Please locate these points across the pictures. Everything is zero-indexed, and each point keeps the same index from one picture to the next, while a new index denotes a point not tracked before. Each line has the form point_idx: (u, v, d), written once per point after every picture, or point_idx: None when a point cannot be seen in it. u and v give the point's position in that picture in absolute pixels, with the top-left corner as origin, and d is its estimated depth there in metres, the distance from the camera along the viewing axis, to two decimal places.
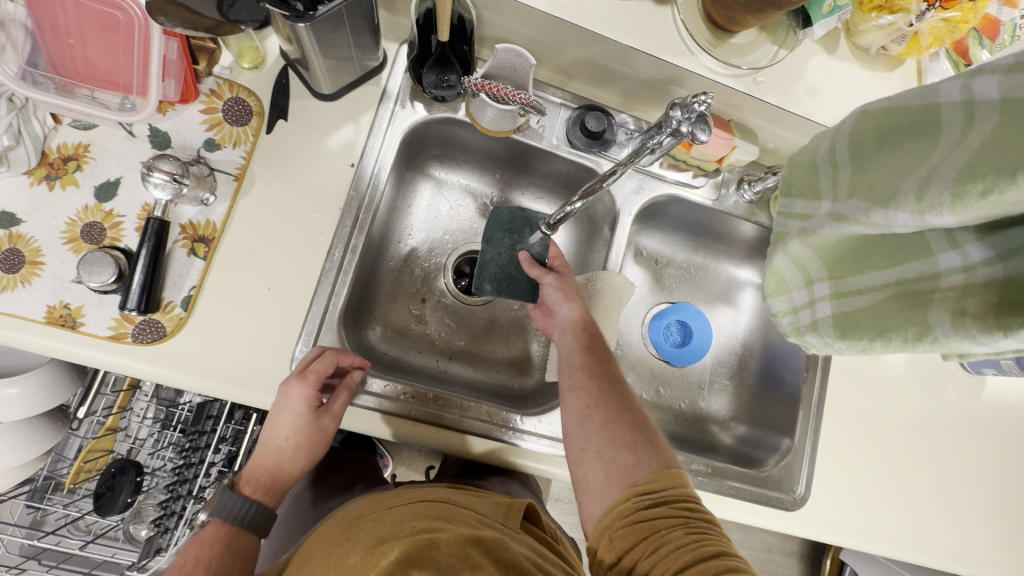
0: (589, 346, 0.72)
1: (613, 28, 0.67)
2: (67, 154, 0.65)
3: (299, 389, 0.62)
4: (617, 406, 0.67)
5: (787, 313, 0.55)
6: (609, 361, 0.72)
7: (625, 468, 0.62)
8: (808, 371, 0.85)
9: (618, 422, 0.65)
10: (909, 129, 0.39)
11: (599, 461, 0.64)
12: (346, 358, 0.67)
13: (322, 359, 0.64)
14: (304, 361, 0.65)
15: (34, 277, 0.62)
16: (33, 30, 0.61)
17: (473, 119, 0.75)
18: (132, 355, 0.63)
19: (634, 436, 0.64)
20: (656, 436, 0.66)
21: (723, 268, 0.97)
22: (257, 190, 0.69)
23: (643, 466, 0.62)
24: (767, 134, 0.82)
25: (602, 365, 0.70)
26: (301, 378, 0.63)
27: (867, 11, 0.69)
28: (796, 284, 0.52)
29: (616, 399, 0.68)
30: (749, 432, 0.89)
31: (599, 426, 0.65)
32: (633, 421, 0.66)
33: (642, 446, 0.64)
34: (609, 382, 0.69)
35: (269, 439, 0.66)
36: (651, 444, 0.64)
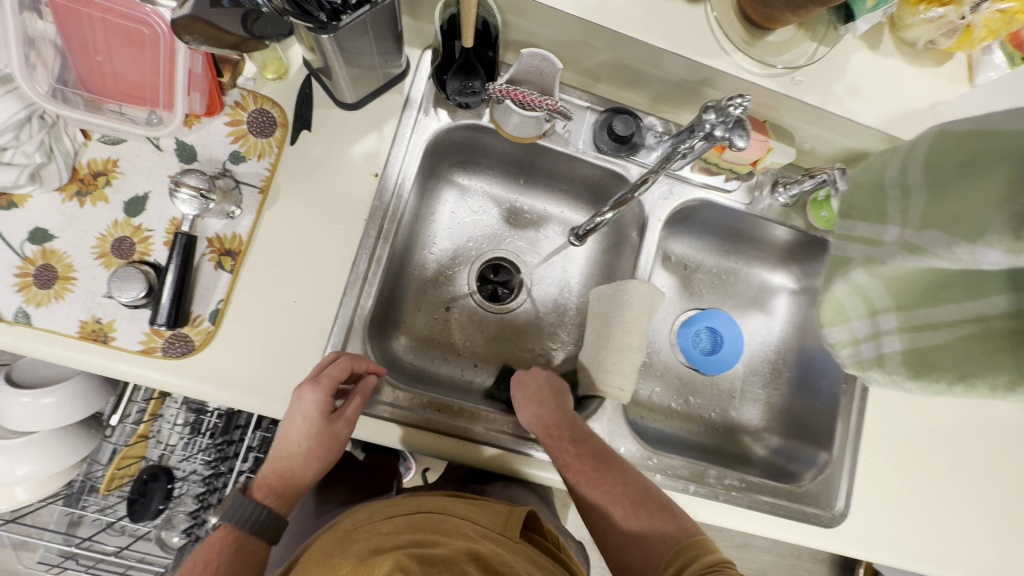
0: (566, 441, 0.70)
1: (643, 29, 0.65)
2: (97, 169, 0.65)
3: (312, 395, 0.61)
4: (622, 490, 0.68)
5: (848, 346, 0.51)
6: (591, 441, 0.71)
7: (650, 555, 0.66)
8: (848, 383, 0.81)
9: (632, 505, 0.68)
10: (996, 158, 0.36)
11: (629, 547, 0.68)
12: (360, 364, 0.65)
13: (335, 365, 0.63)
14: (318, 367, 0.64)
15: (67, 292, 0.63)
16: (62, 48, 0.61)
17: (498, 125, 0.73)
18: (162, 368, 0.64)
19: (647, 514, 0.67)
20: (665, 502, 0.68)
21: (755, 273, 0.93)
22: (282, 201, 0.69)
23: (665, 545, 0.65)
24: (804, 135, 0.78)
25: (589, 450, 0.69)
26: (313, 384, 0.61)
27: (915, 3, 0.65)
28: (858, 313, 0.49)
29: (617, 482, 0.68)
30: (784, 444, 0.86)
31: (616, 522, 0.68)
32: (640, 496, 0.68)
33: (659, 523, 0.66)
34: (604, 467, 0.69)
35: (283, 443, 0.65)
36: (664, 516, 0.67)
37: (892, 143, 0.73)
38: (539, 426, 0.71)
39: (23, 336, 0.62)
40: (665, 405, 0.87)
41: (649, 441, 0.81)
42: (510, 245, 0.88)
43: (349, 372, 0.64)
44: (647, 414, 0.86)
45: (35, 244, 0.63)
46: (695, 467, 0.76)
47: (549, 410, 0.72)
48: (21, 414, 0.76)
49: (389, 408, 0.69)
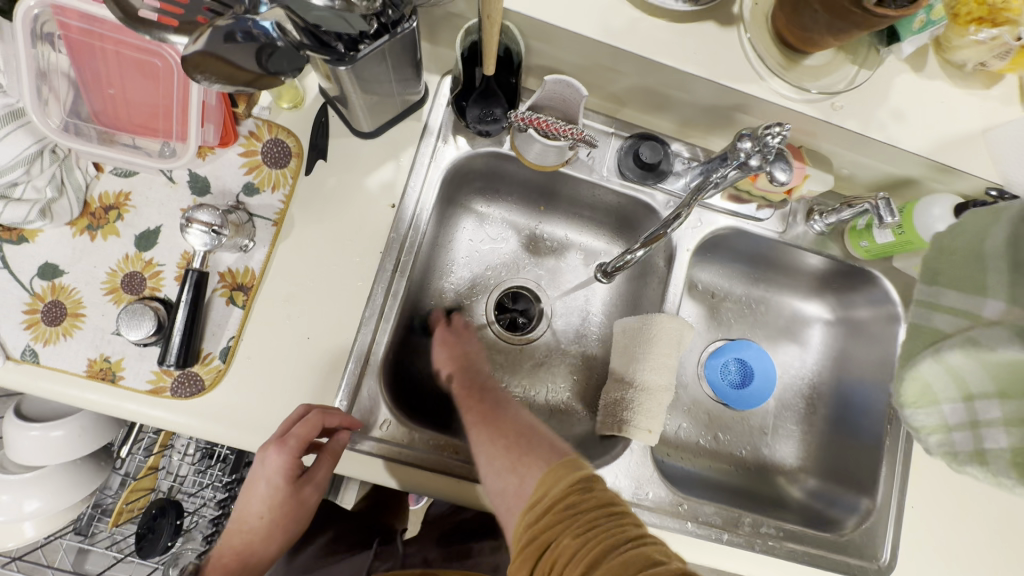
0: (472, 390, 0.71)
1: (674, 55, 0.62)
2: (108, 204, 0.64)
3: (277, 455, 0.58)
4: (504, 427, 0.66)
5: (935, 431, 0.45)
6: (495, 392, 0.72)
7: (517, 490, 0.60)
8: (891, 423, 0.76)
9: (508, 438, 0.64)
10: None
11: (500, 484, 0.61)
12: (332, 419, 0.60)
13: (303, 423, 0.58)
14: (285, 424, 0.59)
15: (75, 329, 0.61)
16: (76, 81, 0.60)
17: (519, 153, 0.70)
18: (170, 409, 0.61)
19: (520, 445, 0.63)
20: (542, 439, 0.64)
21: (787, 302, 0.89)
22: (297, 234, 0.66)
23: (531, 475, 0.59)
24: (842, 161, 0.73)
25: (487, 396, 0.70)
26: (277, 444, 0.57)
27: (965, 24, 0.62)
28: (949, 397, 0.43)
29: (505, 423, 0.66)
30: (822, 486, 0.81)
31: (501, 453, 0.62)
32: (518, 432, 0.65)
33: (528, 455, 0.61)
34: (495, 412, 0.68)
35: (246, 513, 0.61)
36: (538, 450, 0.62)
37: (940, 170, 0.68)
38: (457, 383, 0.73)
39: (30, 375, 0.60)
40: (693, 442, 0.83)
41: (677, 483, 0.77)
42: (530, 274, 0.85)
43: (320, 429, 0.59)
44: (675, 452, 0.81)
45: (45, 280, 0.62)
46: (729, 514, 0.71)
47: (464, 365, 0.74)
48: (30, 449, 0.74)
49: (406, 452, 0.66)
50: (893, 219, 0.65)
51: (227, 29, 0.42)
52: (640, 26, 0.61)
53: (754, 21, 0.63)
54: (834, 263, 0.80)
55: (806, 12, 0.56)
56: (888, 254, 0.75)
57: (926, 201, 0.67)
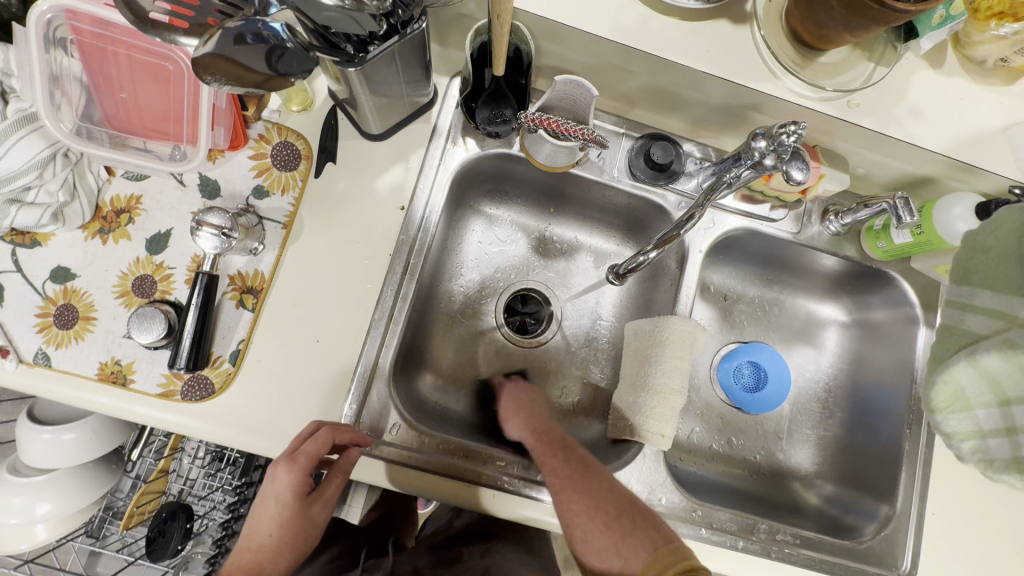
0: (548, 449, 0.67)
1: (686, 54, 0.61)
2: (120, 207, 0.64)
3: (288, 472, 0.56)
4: (596, 495, 0.62)
5: (970, 436, 0.47)
6: (579, 450, 0.67)
7: (620, 567, 0.60)
8: (911, 427, 0.75)
9: (601, 504, 0.61)
10: None
11: (602, 555, 0.61)
12: (343, 436, 0.59)
13: (314, 440, 0.57)
14: (296, 441, 0.58)
15: (86, 332, 0.61)
16: (88, 85, 0.60)
17: (528, 154, 0.69)
18: (181, 412, 0.61)
19: (619, 519, 0.61)
20: (642, 511, 0.62)
21: (801, 303, 0.87)
22: (306, 236, 0.66)
23: (636, 553, 0.59)
24: (858, 160, 0.72)
25: (576, 462, 0.65)
26: (288, 460, 0.56)
27: (984, 19, 0.60)
28: (981, 401, 0.46)
29: (598, 490, 0.62)
30: (839, 492, 0.79)
31: (602, 529, 0.61)
32: (616, 502, 0.62)
33: (632, 532, 0.60)
34: (586, 474, 0.63)
35: (252, 532, 0.58)
36: (640, 524, 0.61)
37: (960, 169, 0.67)
38: (527, 436, 0.70)
39: (41, 378, 0.60)
40: (705, 446, 0.81)
41: (689, 488, 0.75)
42: (540, 276, 0.84)
43: (331, 446, 0.58)
44: (687, 457, 0.80)
45: (57, 283, 0.62)
46: (744, 520, 0.70)
47: (535, 421, 0.71)
48: (42, 451, 0.75)
49: (414, 455, 0.65)
50: (912, 219, 0.63)
51: (238, 31, 0.42)
52: (651, 24, 0.61)
53: (766, 18, 0.62)
54: (850, 264, 0.79)
55: (821, 8, 0.55)
56: (905, 254, 0.73)
57: (946, 199, 0.65)
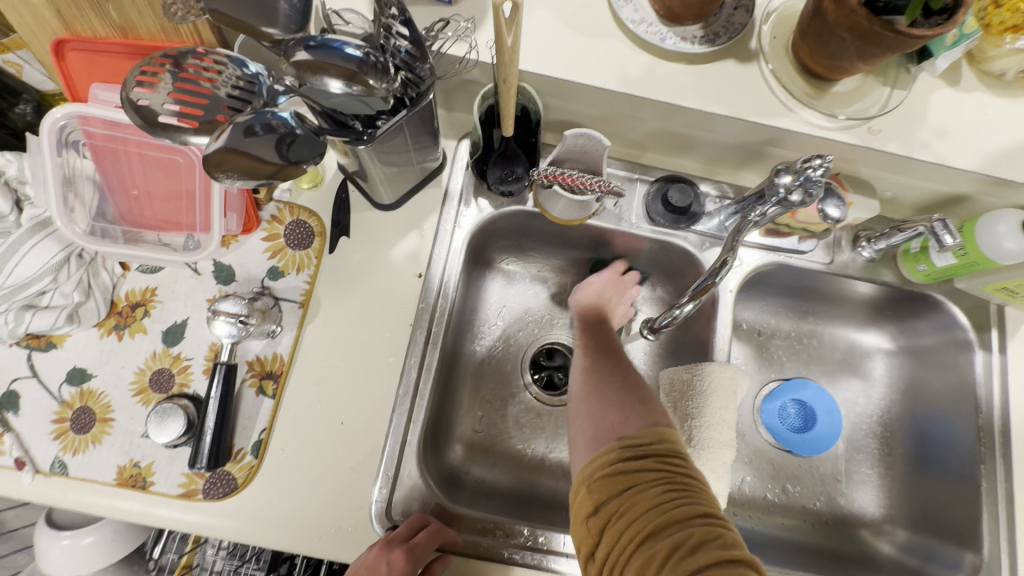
0: (586, 327, 0.70)
1: (695, 97, 0.60)
2: (135, 301, 0.63)
3: (406, 566, 0.53)
4: (616, 378, 0.60)
5: None
6: (613, 344, 0.67)
7: (614, 424, 0.55)
8: (985, 461, 0.69)
9: (619, 377, 0.60)
10: None
11: (597, 412, 0.57)
12: (445, 536, 0.58)
13: (427, 533, 0.56)
14: (407, 531, 0.56)
15: (103, 435, 0.59)
16: (101, 183, 0.60)
17: (542, 209, 0.67)
18: (204, 513, 0.58)
19: (631, 393, 0.58)
20: (653, 398, 0.58)
21: (841, 333, 0.83)
22: (323, 314, 0.64)
23: (638, 419, 0.54)
24: (884, 184, 0.70)
25: (604, 347, 0.66)
26: (408, 552, 0.54)
27: (999, 34, 0.59)
28: None
29: (621, 373, 0.62)
30: (914, 539, 0.72)
31: (615, 389, 0.59)
32: (633, 383, 0.60)
33: (638, 404, 0.56)
34: (613, 361, 0.64)
35: None
36: (648, 403, 0.57)
37: (996, 184, 0.63)
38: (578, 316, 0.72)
39: (59, 487, 0.57)
40: (760, 497, 0.76)
41: (748, 546, 0.70)
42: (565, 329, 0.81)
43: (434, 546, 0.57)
44: (741, 511, 0.74)
45: (73, 385, 0.60)
46: None
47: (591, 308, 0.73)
48: (61, 560, 0.72)
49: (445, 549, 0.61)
50: (954, 239, 0.60)
51: (248, 123, 0.42)
52: (657, 71, 0.60)
53: (773, 53, 0.61)
54: (889, 290, 0.75)
55: (832, 41, 0.54)
56: (950, 276, 0.69)
57: (988, 218, 0.62)
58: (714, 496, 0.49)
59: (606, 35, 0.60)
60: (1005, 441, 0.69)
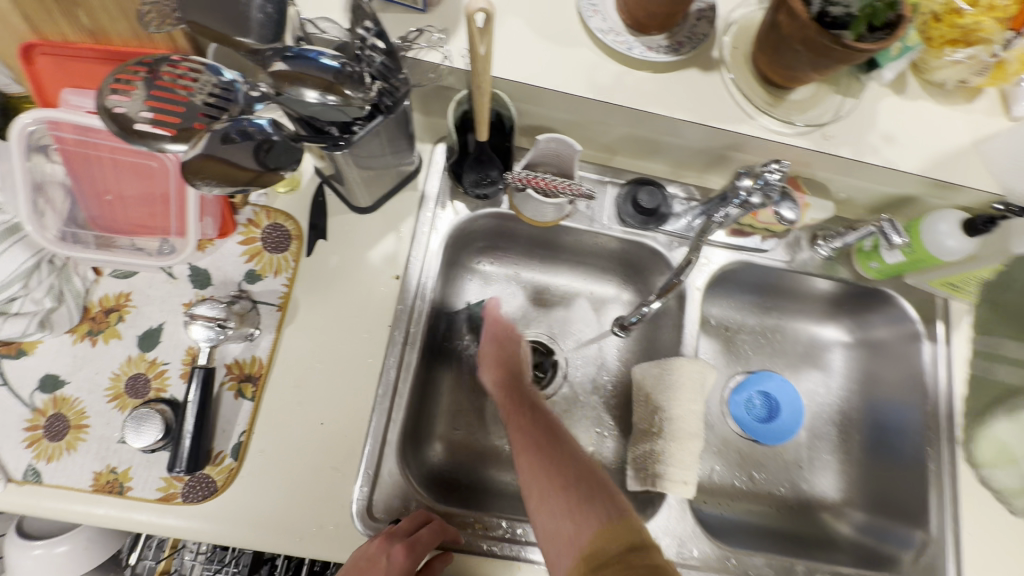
0: (511, 400, 0.66)
1: (661, 104, 0.63)
2: (109, 306, 0.62)
3: (405, 559, 0.54)
4: (555, 474, 0.58)
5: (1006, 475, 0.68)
6: (549, 419, 0.63)
7: (570, 535, 0.54)
8: (933, 445, 0.73)
9: (555, 477, 0.58)
10: None
11: (551, 521, 0.56)
12: (450, 532, 0.60)
13: (429, 529, 0.58)
14: (410, 525, 0.58)
15: (78, 442, 0.59)
16: (71, 188, 0.59)
17: (516, 211, 0.69)
18: (184, 516, 0.58)
19: (578, 490, 0.56)
20: (601, 484, 0.57)
21: (802, 327, 0.87)
22: (302, 316, 0.65)
23: (586, 525, 0.54)
24: (839, 186, 0.74)
25: (541, 424, 0.63)
26: (409, 546, 0.55)
27: (939, 47, 0.63)
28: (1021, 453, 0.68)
29: (564, 459, 0.59)
30: (871, 520, 0.77)
31: (558, 490, 0.57)
32: (577, 474, 0.58)
33: (588, 504, 0.55)
34: (553, 442, 0.60)
35: None
36: (598, 496, 0.56)
37: (939, 187, 0.68)
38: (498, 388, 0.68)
39: (32, 496, 0.57)
40: (727, 485, 0.79)
41: (717, 532, 0.73)
42: (542, 328, 0.83)
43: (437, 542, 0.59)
44: (710, 499, 0.78)
45: (45, 393, 0.60)
46: (781, 563, 0.68)
47: (507, 370, 0.68)
48: (34, 570, 0.71)
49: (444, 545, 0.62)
50: (901, 237, 0.64)
51: (224, 131, 0.43)
52: (626, 79, 0.63)
53: (734, 63, 0.65)
54: (845, 286, 0.80)
55: (787, 52, 0.58)
56: (899, 272, 0.74)
57: (931, 217, 0.66)
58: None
59: (576, 43, 0.62)
60: (951, 426, 0.74)
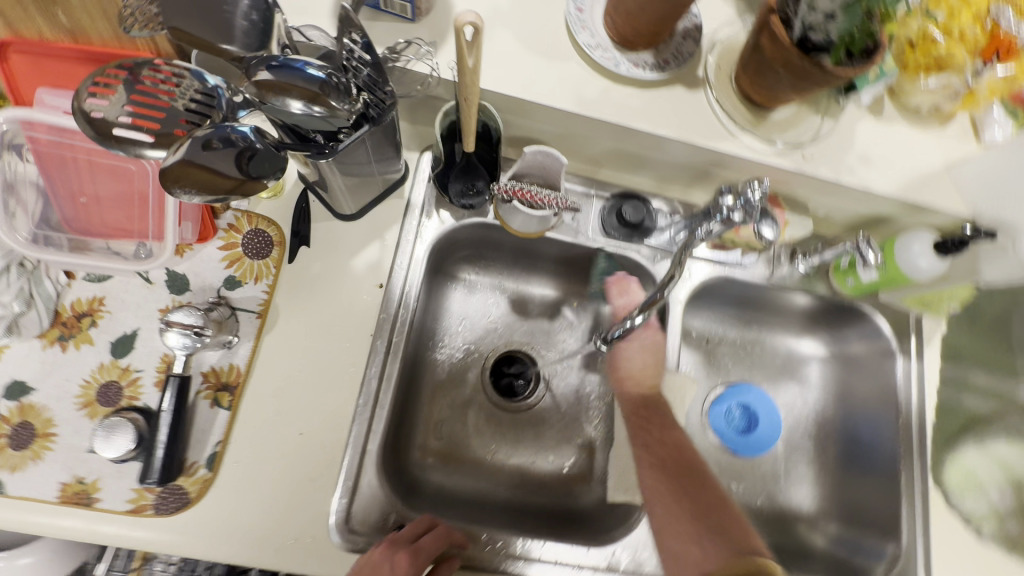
0: (644, 398, 0.71)
1: (647, 121, 0.64)
2: (81, 311, 0.61)
3: (409, 567, 0.54)
4: (693, 490, 0.62)
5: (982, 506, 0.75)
6: (684, 452, 0.66)
7: (697, 560, 0.57)
8: (904, 459, 0.75)
9: (668, 463, 0.64)
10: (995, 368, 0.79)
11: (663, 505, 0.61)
12: (456, 537, 0.60)
13: (433, 535, 0.58)
14: (413, 531, 0.58)
15: (45, 451, 0.57)
16: (45, 189, 0.58)
17: (502, 221, 0.69)
18: (155, 528, 0.57)
19: (705, 522, 0.59)
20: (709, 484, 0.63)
21: (781, 341, 0.89)
22: (283, 323, 0.64)
23: (718, 553, 0.56)
24: (818, 204, 0.76)
25: (674, 458, 0.65)
26: (413, 553, 0.55)
27: (915, 72, 0.65)
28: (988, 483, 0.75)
29: (697, 495, 0.61)
30: (845, 532, 0.78)
31: (674, 477, 0.63)
32: (707, 506, 0.60)
33: (717, 536, 0.58)
34: (689, 474, 0.63)
35: None
36: (727, 532, 0.58)
37: (912, 208, 0.70)
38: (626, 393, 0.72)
39: None
40: None
41: None
42: (525, 337, 0.83)
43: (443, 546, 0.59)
44: None
45: (11, 399, 0.58)
46: None
47: (648, 377, 0.72)
48: None
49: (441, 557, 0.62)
50: (876, 255, 0.66)
51: (205, 137, 0.43)
52: (612, 94, 0.64)
53: (719, 82, 0.66)
54: (823, 301, 0.81)
55: (770, 74, 0.59)
56: (874, 289, 0.76)
57: (905, 237, 0.69)
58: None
59: (565, 58, 0.63)
60: (921, 442, 0.76)
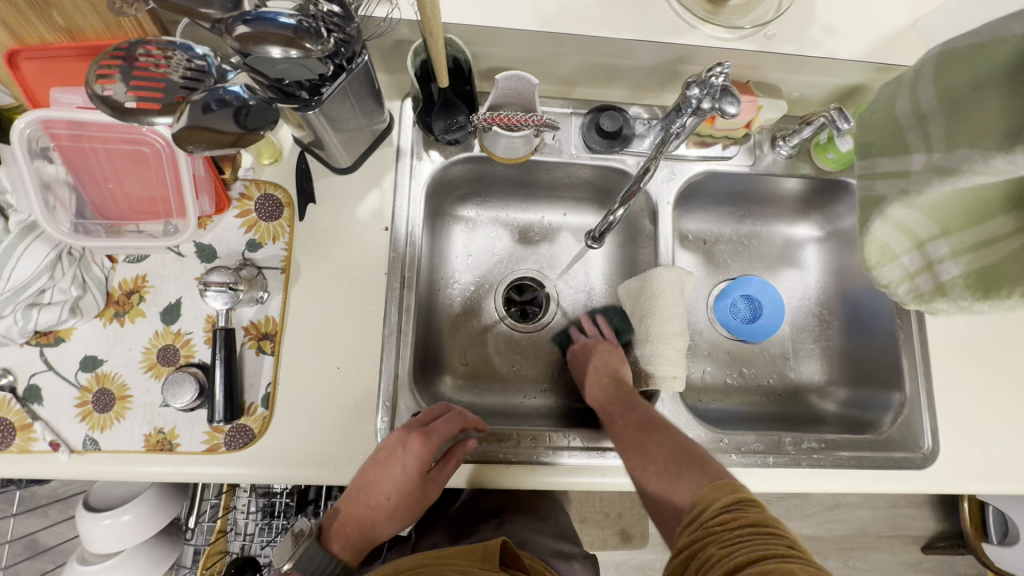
0: (614, 402, 0.72)
1: (607, 27, 0.66)
2: (128, 289, 0.68)
3: (421, 447, 0.63)
4: (659, 451, 0.63)
5: (903, 282, 0.51)
6: (639, 411, 0.69)
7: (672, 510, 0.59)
8: (902, 317, 0.78)
9: (645, 449, 0.64)
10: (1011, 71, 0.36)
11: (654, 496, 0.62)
12: (467, 420, 0.68)
13: (443, 420, 0.66)
14: (426, 417, 0.67)
15: (126, 410, 0.65)
16: (74, 183, 0.64)
17: (489, 152, 0.74)
18: (229, 462, 0.65)
19: (672, 467, 0.61)
20: (697, 457, 0.61)
21: (777, 230, 0.92)
22: (305, 275, 0.71)
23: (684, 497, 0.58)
24: (791, 85, 0.77)
25: (631, 417, 0.68)
26: (422, 435, 0.63)
27: None
28: (903, 249, 0.49)
29: (661, 445, 0.63)
30: (853, 394, 0.84)
31: (654, 461, 0.62)
32: (669, 454, 0.62)
33: (682, 479, 0.59)
34: (650, 431, 0.65)
35: (376, 490, 0.63)
36: (691, 471, 0.60)
37: (881, 70, 0.71)
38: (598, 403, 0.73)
39: (94, 462, 0.64)
40: (720, 383, 0.86)
41: (716, 424, 0.80)
42: (529, 265, 0.88)
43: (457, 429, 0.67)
44: (706, 396, 0.84)
45: (87, 371, 0.66)
46: (770, 438, 0.73)
47: (610, 387, 0.74)
48: (106, 537, 0.79)
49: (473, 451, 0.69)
50: (850, 125, 0.68)
51: (203, 101, 0.47)
52: (570, 7, 0.66)
53: None
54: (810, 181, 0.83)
55: None
56: (855, 159, 0.77)
57: None
58: (792, 540, 0.47)
59: None
60: None
